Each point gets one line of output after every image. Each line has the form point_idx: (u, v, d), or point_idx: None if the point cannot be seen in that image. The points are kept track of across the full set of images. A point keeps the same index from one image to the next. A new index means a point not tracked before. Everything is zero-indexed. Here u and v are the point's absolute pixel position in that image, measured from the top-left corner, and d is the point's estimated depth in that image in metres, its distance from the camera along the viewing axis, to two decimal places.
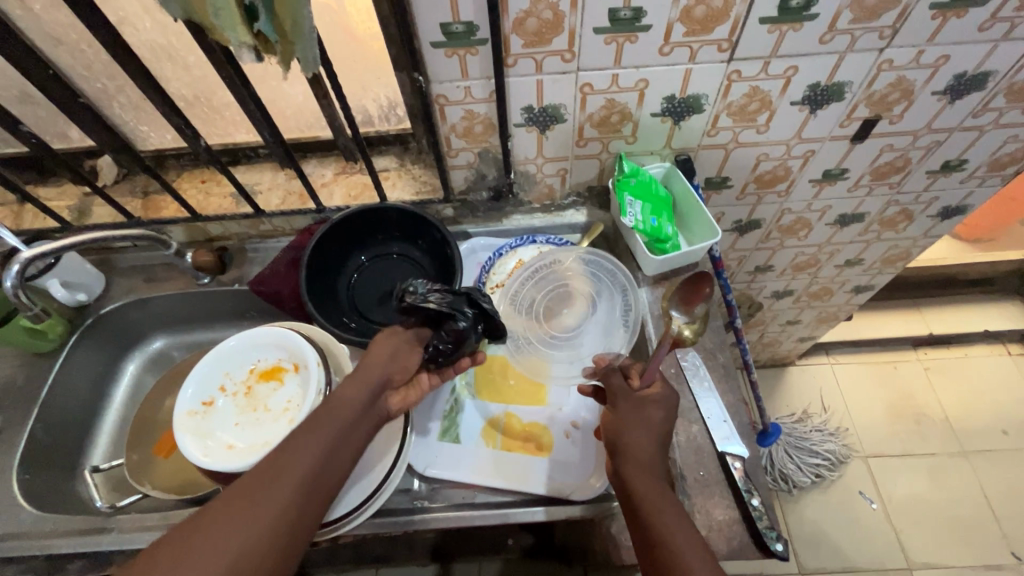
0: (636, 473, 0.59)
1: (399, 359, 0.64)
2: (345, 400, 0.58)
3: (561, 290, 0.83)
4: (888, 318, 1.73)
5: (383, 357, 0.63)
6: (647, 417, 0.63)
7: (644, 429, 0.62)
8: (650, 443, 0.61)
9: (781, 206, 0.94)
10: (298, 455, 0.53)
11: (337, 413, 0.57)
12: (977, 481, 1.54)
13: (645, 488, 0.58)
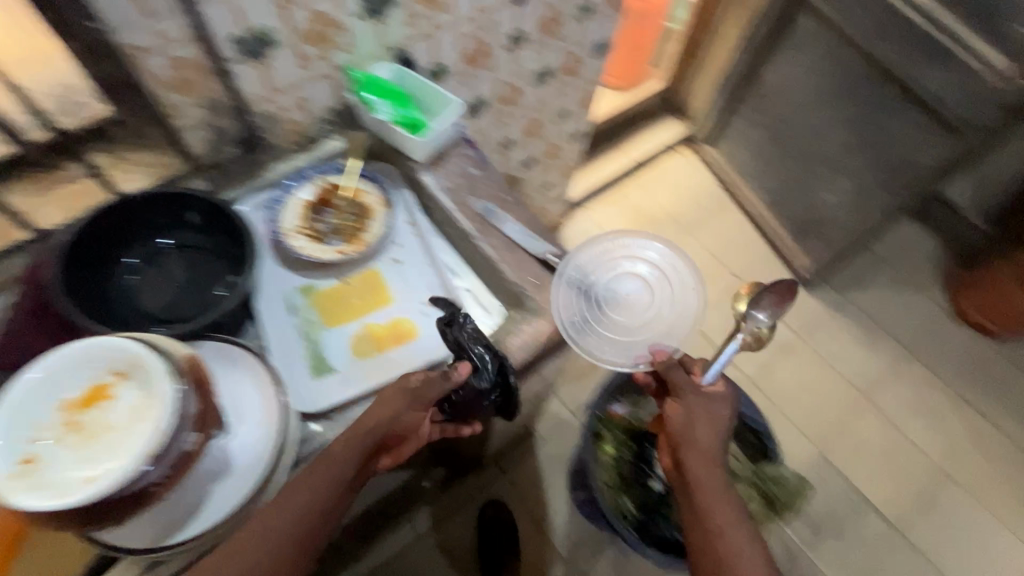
0: (685, 450, 0.83)
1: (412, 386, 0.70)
2: (336, 460, 0.64)
3: (358, 207, 0.87)
4: (606, 162, 2.20)
5: (397, 402, 0.69)
6: (699, 380, 0.86)
7: (705, 426, 0.83)
8: (704, 437, 0.82)
9: (494, 79, 1.12)
10: (298, 497, 0.62)
11: (327, 472, 0.63)
12: (701, 245, 2.12)
13: (693, 461, 0.82)
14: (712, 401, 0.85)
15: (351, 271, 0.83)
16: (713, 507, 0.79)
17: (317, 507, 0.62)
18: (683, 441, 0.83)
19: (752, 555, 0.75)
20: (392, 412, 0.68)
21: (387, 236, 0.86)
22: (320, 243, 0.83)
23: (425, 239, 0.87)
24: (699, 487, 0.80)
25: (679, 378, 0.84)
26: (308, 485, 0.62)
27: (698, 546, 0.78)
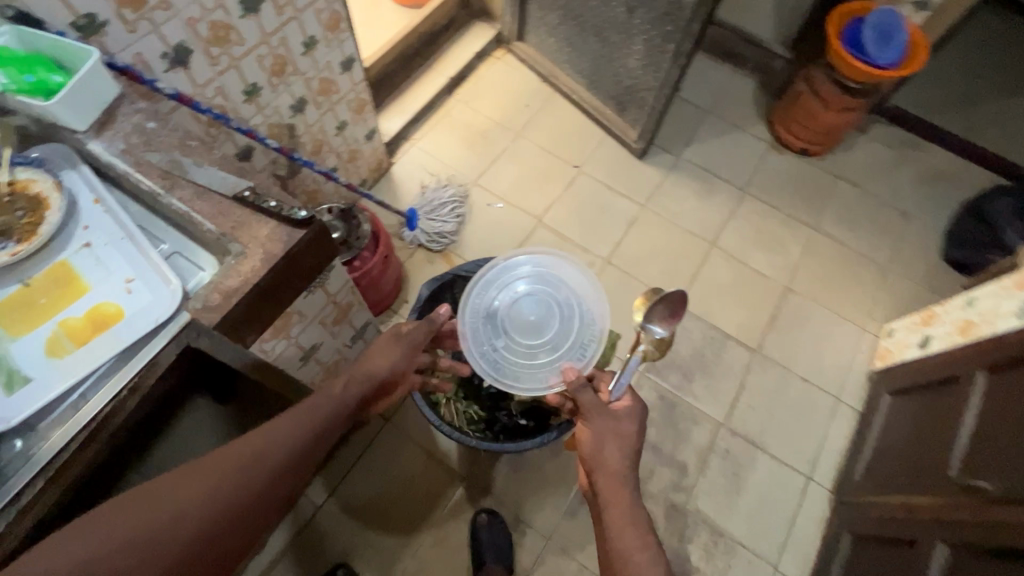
0: (595, 466, 0.94)
1: (387, 361, 0.94)
2: (323, 410, 0.79)
3: (23, 197, 0.77)
4: (419, 86, 2.10)
5: (363, 371, 0.91)
6: (612, 419, 0.94)
7: (610, 444, 0.93)
8: (614, 460, 0.93)
9: (181, 18, 1.00)
10: (297, 430, 0.75)
11: (330, 406, 0.80)
12: (535, 143, 2.10)
13: (603, 481, 0.92)
14: (620, 419, 0.95)
15: (33, 269, 0.75)
16: (615, 510, 0.89)
17: (321, 432, 0.77)
18: (593, 458, 0.94)
19: (644, 538, 0.87)
20: (358, 395, 0.87)
21: (69, 219, 0.77)
22: None
23: (113, 210, 0.78)
24: (611, 501, 0.90)
25: (585, 408, 0.97)
26: (318, 429, 0.77)
27: (603, 531, 0.91)
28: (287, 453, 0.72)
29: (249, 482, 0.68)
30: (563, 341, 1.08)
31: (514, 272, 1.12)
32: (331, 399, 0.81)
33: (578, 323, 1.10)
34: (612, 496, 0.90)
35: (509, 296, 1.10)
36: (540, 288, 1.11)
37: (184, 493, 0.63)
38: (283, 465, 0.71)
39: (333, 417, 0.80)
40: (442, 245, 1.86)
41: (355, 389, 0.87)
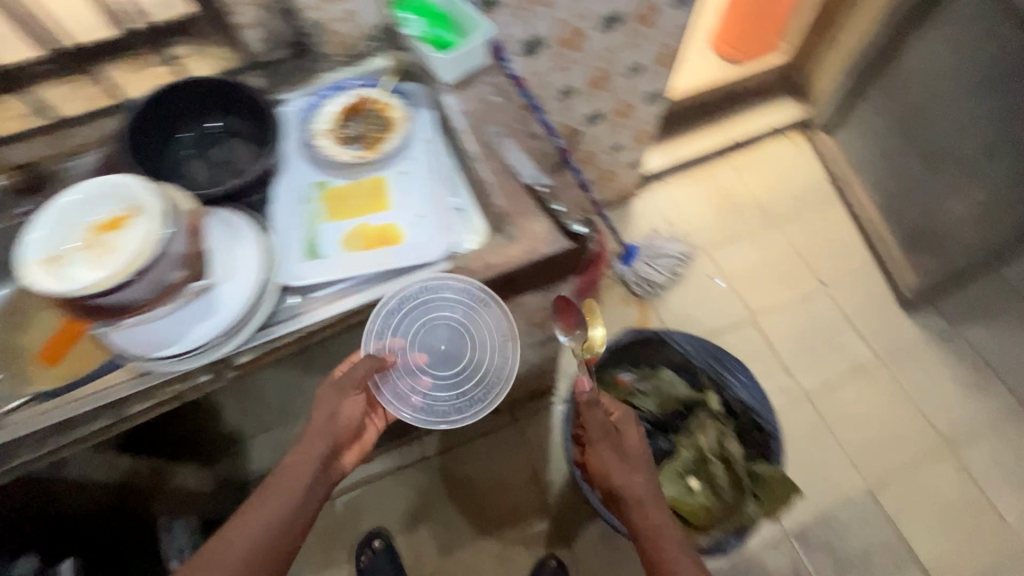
0: (619, 488, 0.86)
1: (337, 419, 0.80)
2: (288, 480, 0.74)
3: (384, 119, 0.94)
4: (698, 137, 2.05)
5: (322, 422, 0.78)
6: (618, 433, 0.90)
7: (655, 505, 0.82)
8: (634, 478, 0.85)
9: (552, 16, 1.11)
10: (253, 513, 0.72)
11: (286, 479, 0.74)
12: (787, 239, 1.91)
13: (629, 485, 0.85)
14: (630, 434, 0.90)
15: (362, 173, 0.90)
16: (645, 514, 0.82)
17: (289, 499, 0.73)
18: (613, 471, 0.86)
19: (673, 537, 0.80)
20: (322, 448, 0.77)
21: (403, 148, 0.92)
22: (341, 144, 0.91)
23: (435, 156, 0.91)
24: (644, 506, 0.83)
25: (602, 433, 0.90)
26: (299, 493, 0.74)
27: (639, 550, 0.82)
28: (297, 505, 0.74)
29: (287, 523, 0.73)
30: (462, 353, 0.87)
31: (432, 306, 0.84)
32: (290, 469, 0.75)
33: (487, 356, 0.86)
34: (635, 497, 0.83)
35: (411, 329, 0.85)
36: (456, 316, 0.84)
37: (243, 539, 0.70)
38: (302, 509, 0.74)
39: (306, 479, 0.75)
40: (644, 293, 1.81)
41: (319, 443, 0.77)
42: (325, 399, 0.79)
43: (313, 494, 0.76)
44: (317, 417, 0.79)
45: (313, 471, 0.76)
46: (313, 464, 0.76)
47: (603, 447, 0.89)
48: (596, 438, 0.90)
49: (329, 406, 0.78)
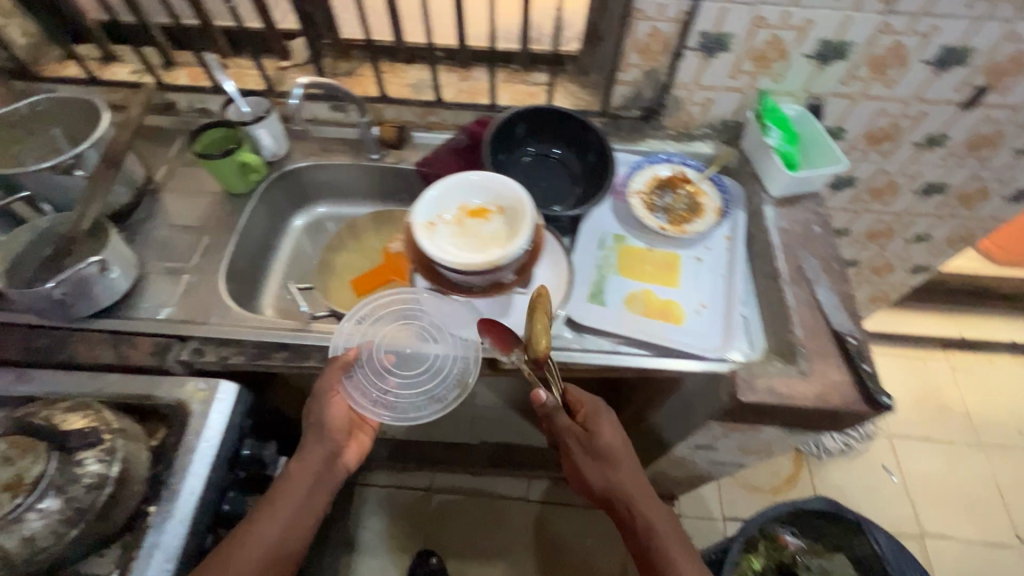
0: (616, 503, 0.76)
1: (331, 423, 0.76)
2: (297, 485, 0.72)
3: (694, 203, 0.97)
4: (921, 318, 1.88)
5: (318, 432, 0.76)
6: (607, 418, 0.78)
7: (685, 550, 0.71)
8: (626, 463, 0.76)
9: (880, 166, 1.08)
10: (276, 514, 0.69)
11: (291, 487, 0.72)
12: (990, 470, 1.66)
13: (629, 504, 0.74)
14: (609, 428, 0.78)
15: (659, 244, 0.93)
16: (637, 504, 0.74)
17: (294, 499, 0.71)
18: (608, 478, 0.76)
19: (670, 528, 0.73)
20: (323, 451, 0.75)
21: (705, 237, 0.93)
22: (649, 210, 0.95)
23: (733, 258, 0.92)
24: (647, 518, 0.73)
25: (575, 435, 0.77)
26: (286, 519, 0.69)
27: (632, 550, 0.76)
28: (295, 516, 0.71)
29: (294, 530, 0.70)
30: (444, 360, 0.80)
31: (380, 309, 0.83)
32: (296, 475, 0.73)
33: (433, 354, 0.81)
34: (637, 512, 0.74)
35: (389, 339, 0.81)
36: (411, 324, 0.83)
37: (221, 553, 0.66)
38: (307, 505, 0.72)
39: (309, 481, 0.73)
40: (806, 451, 1.65)
41: (323, 447, 0.75)
42: (313, 410, 0.76)
43: (314, 499, 0.73)
44: (309, 418, 0.76)
45: (321, 468, 0.75)
46: (322, 464, 0.75)
47: (576, 450, 0.78)
48: (592, 463, 0.76)
49: (314, 424, 0.76)
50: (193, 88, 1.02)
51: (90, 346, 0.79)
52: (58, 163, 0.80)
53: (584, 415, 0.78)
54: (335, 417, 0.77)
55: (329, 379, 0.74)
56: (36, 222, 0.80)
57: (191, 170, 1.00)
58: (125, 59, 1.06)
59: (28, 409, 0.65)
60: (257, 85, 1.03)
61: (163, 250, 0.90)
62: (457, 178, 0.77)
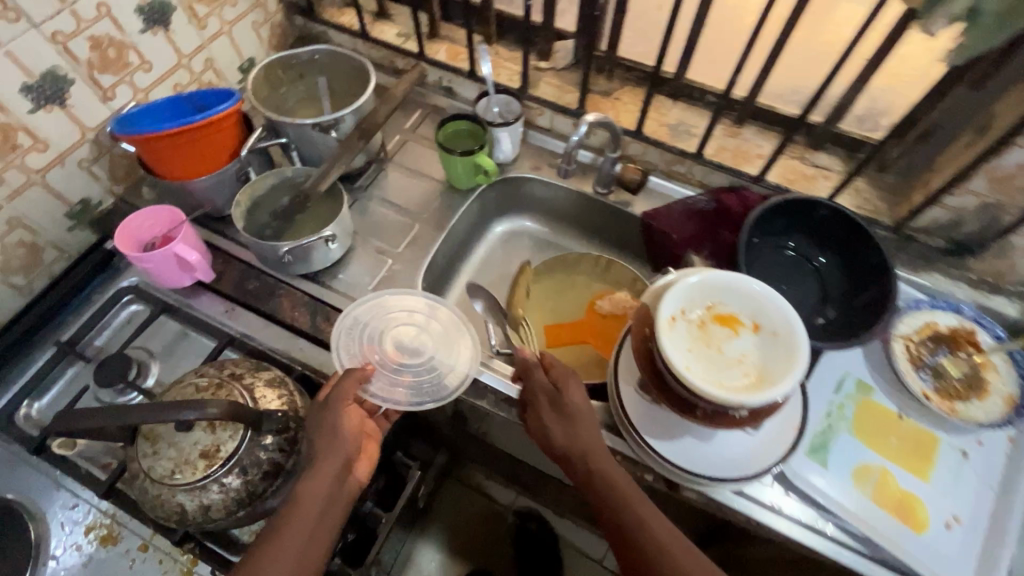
0: (574, 459, 0.63)
1: (345, 430, 0.61)
2: (309, 508, 0.56)
3: (979, 378, 0.75)
4: None
5: (330, 437, 0.60)
6: (557, 371, 0.68)
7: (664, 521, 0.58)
8: (587, 420, 0.64)
9: None
10: (285, 543, 0.54)
11: (297, 514, 0.56)
12: None
13: (595, 466, 0.62)
14: (585, 403, 0.66)
15: (915, 414, 0.74)
16: (637, 518, 0.58)
17: (299, 522, 0.55)
18: (556, 439, 0.64)
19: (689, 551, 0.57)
20: (339, 458, 0.60)
21: (981, 429, 0.72)
22: (915, 367, 0.75)
23: (1014, 472, 0.70)
24: (611, 482, 0.61)
25: (544, 393, 0.67)
26: (313, 523, 0.56)
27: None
28: (306, 543, 0.55)
29: (309, 557, 0.55)
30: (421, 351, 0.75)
31: (371, 306, 0.77)
32: (307, 499, 0.57)
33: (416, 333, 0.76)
34: (598, 475, 0.61)
35: (364, 335, 0.74)
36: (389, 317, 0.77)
37: None
38: (326, 516, 0.57)
39: (320, 502, 0.57)
40: None
41: (336, 455, 0.59)
42: (314, 420, 0.61)
43: (320, 531, 0.57)
44: (316, 423, 0.61)
45: (332, 489, 0.58)
46: (331, 481, 0.59)
47: (543, 407, 0.66)
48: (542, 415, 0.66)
49: (324, 433, 0.60)
50: (449, 67, 0.99)
51: (290, 304, 0.79)
52: (320, 121, 0.80)
53: (566, 383, 0.66)
54: (350, 432, 0.61)
55: (344, 391, 0.63)
56: (284, 170, 0.82)
57: (420, 149, 0.98)
58: (397, 19, 1.05)
59: (232, 368, 0.64)
60: (511, 80, 0.97)
61: (376, 225, 0.90)
62: (723, 275, 0.65)
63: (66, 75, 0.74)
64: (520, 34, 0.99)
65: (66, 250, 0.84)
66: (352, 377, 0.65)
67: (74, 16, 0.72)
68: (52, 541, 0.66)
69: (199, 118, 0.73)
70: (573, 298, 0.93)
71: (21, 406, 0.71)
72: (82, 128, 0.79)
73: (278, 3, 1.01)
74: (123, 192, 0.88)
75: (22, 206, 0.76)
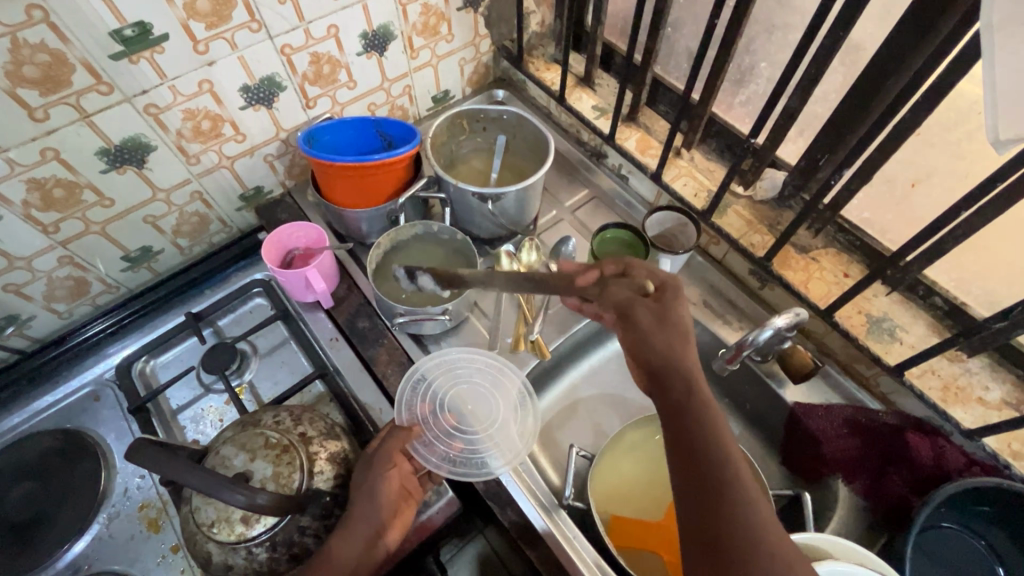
0: (670, 381, 0.47)
1: (383, 493, 0.58)
2: (337, 565, 0.53)
3: None
4: None
5: (368, 495, 0.57)
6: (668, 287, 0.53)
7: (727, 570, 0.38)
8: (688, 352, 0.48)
9: None
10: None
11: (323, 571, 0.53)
12: None
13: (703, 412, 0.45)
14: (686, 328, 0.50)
15: None
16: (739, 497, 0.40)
17: None
18: (652, 349, 0.48)
19: None
20: (368, 522, 0.56)
21: None
22: None
23: None
24: (721, 440, 0.43)
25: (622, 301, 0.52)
26: None
27: None
28: None
29: None
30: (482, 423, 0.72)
31: (445, 364, 0.75)
32: (336, 558, 0.53)
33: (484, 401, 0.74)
34: (711, 415, 0.44)
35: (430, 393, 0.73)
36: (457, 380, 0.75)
37: None
38: None
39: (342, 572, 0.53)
40: None
41: (368, 514, 0.56)
42: (359, 477, 0.60)
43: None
44: (362, 479, 0.59)
45: (359, 551, 0.55)
46: (361, 545, 0.55)
47: (648, 305, 0.51)
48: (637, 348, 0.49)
49: (365, 490, 0.58)
50: (634, 159, 0.90)
51: (387, 358, 0.77)
52: (483, 192, 0.78)
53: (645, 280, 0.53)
54: (391, 499, 0.58)
55: (389, 453, 0.60)
56: (431, 224, 0.81)
57: (573, 234, 0.92)
58: (599, 89, 0.98)
59: (305, 428, 0.62)
60: (696, 196, 0.85)
61: (497, 301, 0.85)
62: (837, 541, 0.56)
63: (281, 82, 0.78)
64: (727, 148, 0.87)
65: (229, 226, 0.90)
66: (393, 438, 0.62)
67: (306, 34, 0.75)
68: (110, 503, 0.70)
69: (375, 157, 0.75)
70: (661, 485, 0.76)
71: (138, 361, 0.79)
72: (278, 128, 0.83)
73: (490, 45, 1.00)
74: (292, 186, 0.93)
75: (207, 183, 0.82)
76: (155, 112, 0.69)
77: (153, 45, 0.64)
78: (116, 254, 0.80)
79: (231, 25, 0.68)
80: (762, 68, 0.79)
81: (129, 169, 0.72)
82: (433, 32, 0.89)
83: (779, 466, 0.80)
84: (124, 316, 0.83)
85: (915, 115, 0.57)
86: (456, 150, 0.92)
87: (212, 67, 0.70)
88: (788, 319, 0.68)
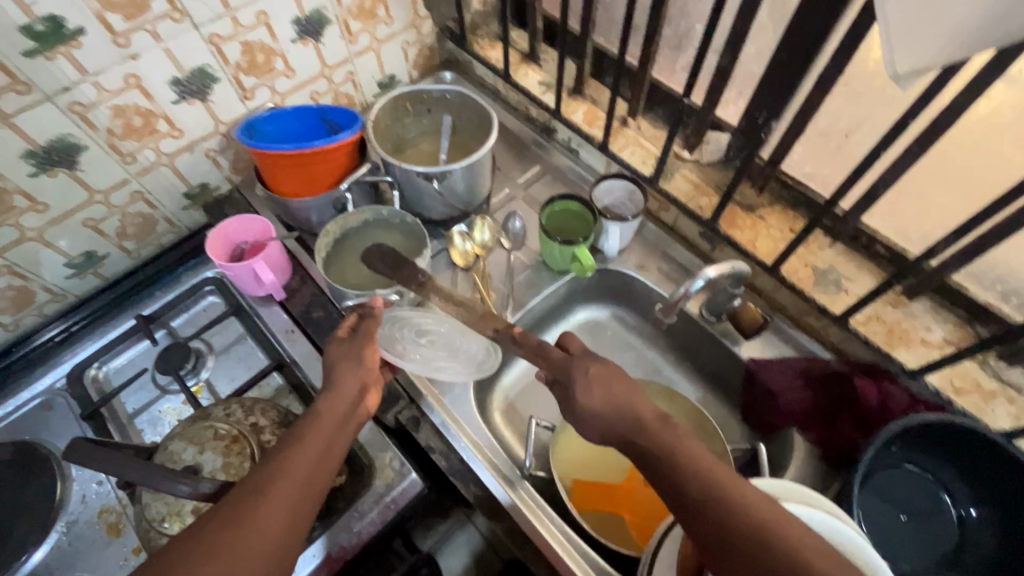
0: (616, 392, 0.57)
1: (368, 359, 0.60)
2: (331, 420, 0.54)
3: None
4: None
5: (354, 362, 0.59)
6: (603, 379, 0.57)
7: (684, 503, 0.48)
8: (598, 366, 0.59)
9: None
10: (305, 446, 0.50)
11: (318, 427, 0.52)
12: None
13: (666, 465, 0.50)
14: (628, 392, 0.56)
15: None
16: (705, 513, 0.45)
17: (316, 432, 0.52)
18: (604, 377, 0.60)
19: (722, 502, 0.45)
20: (355, 380, 0.58)
21: None
22: None
23: None
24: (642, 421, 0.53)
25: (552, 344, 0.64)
26: (328, 436, 0.52)
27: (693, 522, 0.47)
28: (322, 455, 0.51)
29: (319, 469, 0.50)
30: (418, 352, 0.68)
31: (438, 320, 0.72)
32: (328, 416, 0.54)
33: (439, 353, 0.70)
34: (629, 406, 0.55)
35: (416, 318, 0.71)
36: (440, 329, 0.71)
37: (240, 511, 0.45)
38: (341, 435, 0.53)
39: (333, 425, 0.53)
40: None
41: (355, 376, 0.58)
42: (338, 349, 0.61)
43: (330, 454, 0.51)
44: (342, 350, 0.61)
45: (349, 409, 0.56)
46: (349, 403, 0.56)
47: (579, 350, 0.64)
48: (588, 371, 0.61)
49: (348, 360, 0.59)
50: (582, 132, 0.89)
51: None
52: (428, 171, 0.77)
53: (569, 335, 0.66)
54: (374, 365, 0.60)
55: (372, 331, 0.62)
56: (381, 209, 0.81)
57: (526, 211, 0.93)
58: (544, 64, 0.98)
59: (257, 417, 0.61)
60: (643, 163, 0.85)
61: (453, 281, 0.85)
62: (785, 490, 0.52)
63: (213, 74, 0.76)
64: (672, 113, 0.87)
65: (177, 226, 0.89)
66: (373, 316, 0.64)
67: (234, 22, 0.73)
68: (67, 511, 0.69)
69: (315, 145, 0.73)
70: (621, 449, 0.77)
71: (90, 367, 0.78)
72: (217, 122, 0.82)
73: (432, 26, 0.99)
74: (239, 181, 0.91)
75: (147, 182, 0.80)
76: (81, 110, 0.68)
77: (68, 40, 0.62)
78: (58, 261, 0.78)
79: (151, 15, 0.66)
80: (698, 30, 0.79)
81: (60, 171, 0.71)
82: (371, 15, 0.88)
83: (741, 423, 0.82)
84: (74, 323, 0.82)
85: (836, 64, 0.58)
86: (403, 133, 0.91)
87: (136, 60, 0.68)
88: (721, 269, 0.68)
